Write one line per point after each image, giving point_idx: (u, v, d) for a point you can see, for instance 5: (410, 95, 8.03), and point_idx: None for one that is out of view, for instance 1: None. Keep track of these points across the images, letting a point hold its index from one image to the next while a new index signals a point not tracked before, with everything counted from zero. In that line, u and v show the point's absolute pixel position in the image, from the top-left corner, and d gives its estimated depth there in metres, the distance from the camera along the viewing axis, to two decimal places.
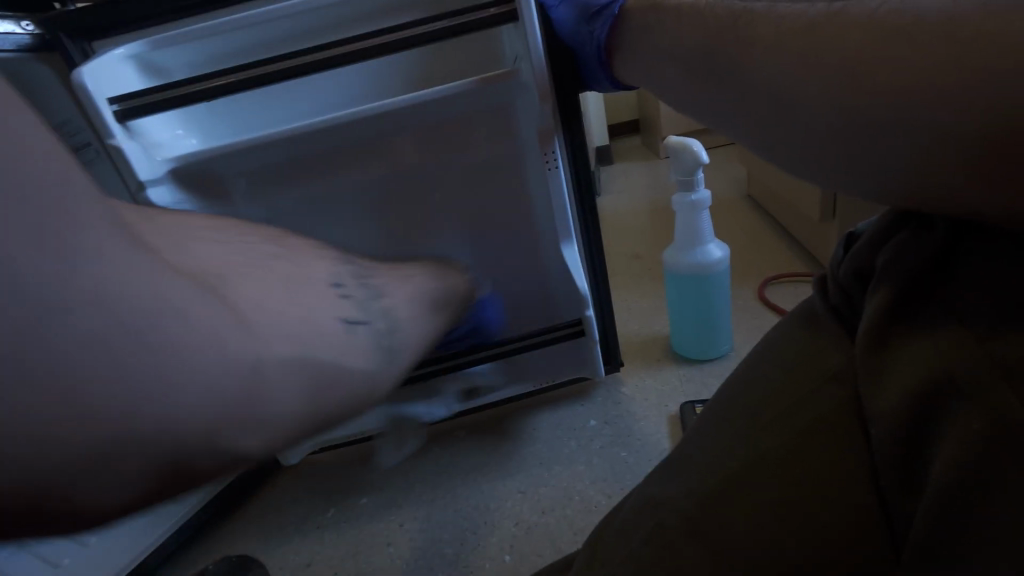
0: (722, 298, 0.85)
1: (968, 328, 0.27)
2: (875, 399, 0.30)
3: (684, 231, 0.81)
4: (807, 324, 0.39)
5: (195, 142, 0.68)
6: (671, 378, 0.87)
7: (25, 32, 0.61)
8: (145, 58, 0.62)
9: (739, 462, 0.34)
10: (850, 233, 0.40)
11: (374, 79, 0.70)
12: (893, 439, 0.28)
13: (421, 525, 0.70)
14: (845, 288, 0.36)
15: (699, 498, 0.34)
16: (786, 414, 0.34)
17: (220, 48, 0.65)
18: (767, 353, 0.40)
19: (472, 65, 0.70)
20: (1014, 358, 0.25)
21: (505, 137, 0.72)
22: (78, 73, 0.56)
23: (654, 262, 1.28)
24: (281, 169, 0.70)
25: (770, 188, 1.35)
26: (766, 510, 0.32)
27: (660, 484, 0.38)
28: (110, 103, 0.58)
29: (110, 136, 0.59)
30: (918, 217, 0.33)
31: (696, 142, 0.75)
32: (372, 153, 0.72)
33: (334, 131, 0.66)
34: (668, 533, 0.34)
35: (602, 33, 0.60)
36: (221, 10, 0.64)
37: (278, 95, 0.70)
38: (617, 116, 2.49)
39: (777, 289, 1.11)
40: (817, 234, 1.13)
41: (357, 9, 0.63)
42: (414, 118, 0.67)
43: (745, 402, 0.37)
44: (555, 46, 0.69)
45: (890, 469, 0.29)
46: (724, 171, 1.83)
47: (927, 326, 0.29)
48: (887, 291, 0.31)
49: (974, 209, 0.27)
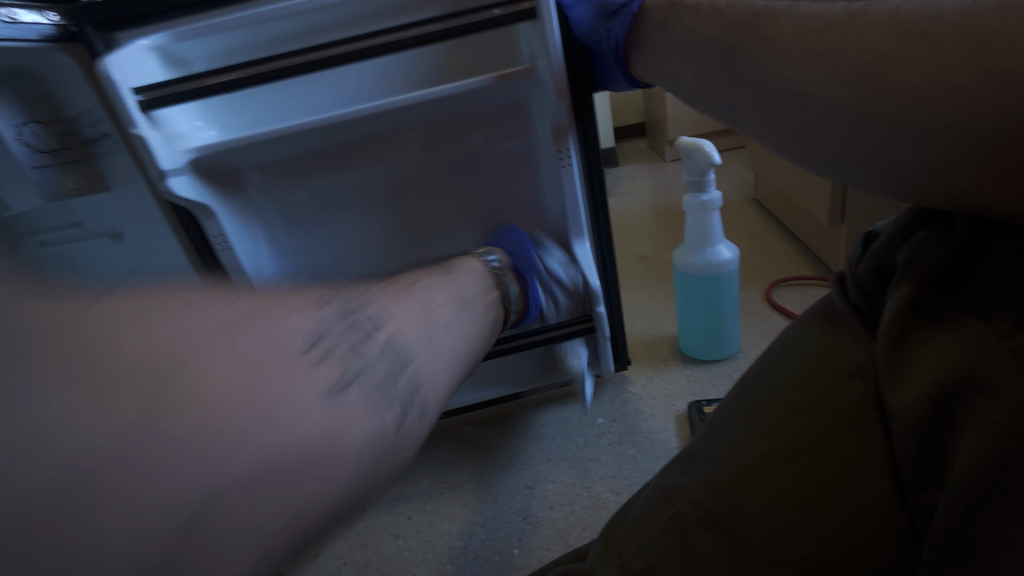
0: (732, 298, 0.85)
1: (995, 325, 0.27)
2: (896, 396, 0.30)
3: (695, 232, 0.82)
4: (824, 324, 0.39)
5: (213, 134, 0.69)
6: (679, 378, 0.87)
7: (50, 23, 0.62)
8: (167, 51, 0.63)
9: (760, 460, 0.34)
10: (870, 233, 0.40)
11: (391, 75, 0.71)
12: (916, 437, 0.28)
13: (430, 518, 0.71)
14: (864, 285, 0.37)
15: (717, 495, 0.34)
16: (807, 413, 0.34)
17: (239, 42, 0.65)
18: (781, 353, 0.40)
19: (487, 62, 0.71)
20: None
21: (518, 134, 0.73)
22: (105, 63, 0.56)
23: (661, 263, 1.29)
24: (300, 161, 0.71)
25: (777, 191, 1.36)
26: (785, 509, 0.31)
27: (675, 478, 0.38)
28: (134, 93, 0.59)
29: (133, 125, 0.59)
30: (940, 217, 0.34)
31: (709, 141, 0.76)
32: (389, 149, 0.72)
33: (353, 125, 0.66)
34: (688, 527, 0.34)
35: (619, 31, 0.61)
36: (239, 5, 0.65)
37: (295, 91, 0.70)
38: (623, 119, 2.51)
39: (784, 291, 1.11)
40: (825, 236, 1.14)
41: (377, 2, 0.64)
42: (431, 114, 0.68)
43: (760, 398, 0.38)
44: (571, 45, 0.70)
45: (911, 467, 0.29)
46: (730, 175, 1.84)
47: (950, 323, 0.29)
48: (909, 286, 0.31)
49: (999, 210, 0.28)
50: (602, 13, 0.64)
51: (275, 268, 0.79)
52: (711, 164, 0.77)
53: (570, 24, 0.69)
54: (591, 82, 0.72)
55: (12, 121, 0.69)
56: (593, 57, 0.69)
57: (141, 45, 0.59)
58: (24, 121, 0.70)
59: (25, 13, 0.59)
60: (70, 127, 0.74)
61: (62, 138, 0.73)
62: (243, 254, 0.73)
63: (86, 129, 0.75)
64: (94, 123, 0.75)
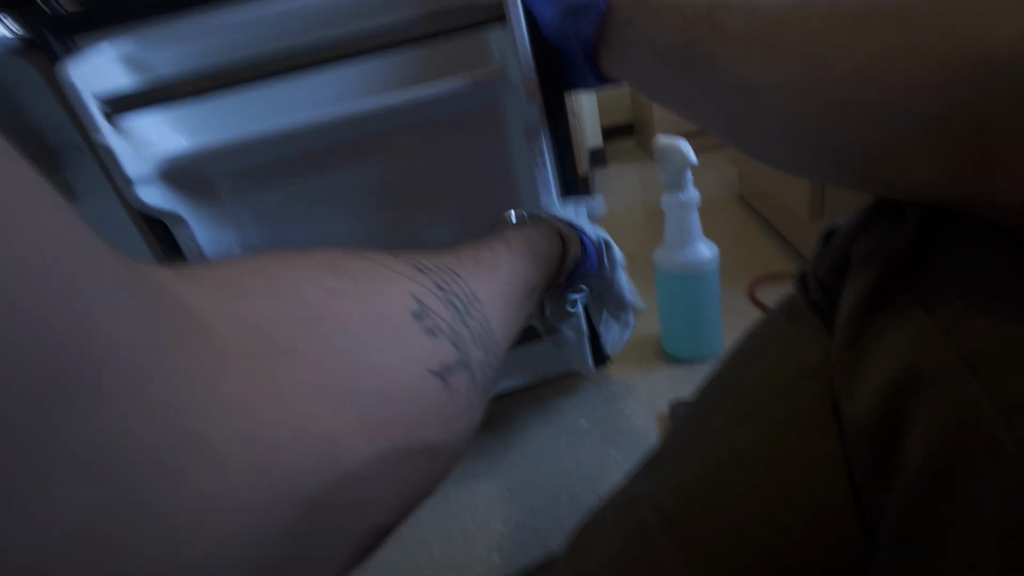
0: (713, 296, 0.85)
1: (942, 321, 0.28)
2: (851, 392, 0.30)
3: (674, 231, 0.82)
4: (786, 321, 0.39)
5: (185, 141, 0.69)
6: (662, 377, 0.87)
7: (11, 33, 0.62)
8: (134, 57, 0.63)
9: (722, 459, 0.34)
10: (831, 229, 0.41)
11: (363, 81, 0.71)
12: (871, 434, 0.29)
13: (410, 525, 0.70)
14: (823, 283, 0.37)
15: (681, 496, 0.34)
16: (769, 411, 0.34)
17: (207, 48, 0.65)
18: (745, 351, 0.40)
19: (460, 65, 0.71)
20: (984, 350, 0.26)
21: (493, 137, 0.73)
22: (68, 71, 0.56)
23: (645, 262, 1.29)
24: (273, 166, 0.71)
25: (761, 189, 1.36)
26: (747, 508, 0.32)
27: (641, 480, 0.38)
28: (98, 101, 0.58)
29: (98, 133, 0.58)
30: (892, 212, 0.34)
31: (685, 140, 0.76)
32: (365, 153, 0.72)
33: (327, 129, 0.66)
34: (650, 531, 0.33)
35: (589, 29, 0.61)
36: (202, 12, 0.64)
37: (267, 97, 0.70)
38: (609, 119, 2.51)
39: (767, 287, 1.12)
40: (806, 232, 1.15)
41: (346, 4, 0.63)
42: (404, 117, 0.67)
43: (724, 396, 0.38)
44: (540, 47, 0.69)
45: (866, 464, 0.29)
46: (714, 172, 1.85)
47: (903, 319, 0.30)
48: (863, 285, 0.32)
49: (946, 195, 0.29)
50: (569, 11, 0.63)
51: None
52: (686, 162, 0.77)
53: (539, 24, 0.68)
54: (563, 83, 0.72)
55: None
56: (563, 57, 0.69)
57: (105, 51, 0.59)
58: None
59: None
60: (34, 137, 0.73)
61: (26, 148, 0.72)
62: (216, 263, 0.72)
63: (51, 138, 0.74)
64: (59, 132, 0.74)
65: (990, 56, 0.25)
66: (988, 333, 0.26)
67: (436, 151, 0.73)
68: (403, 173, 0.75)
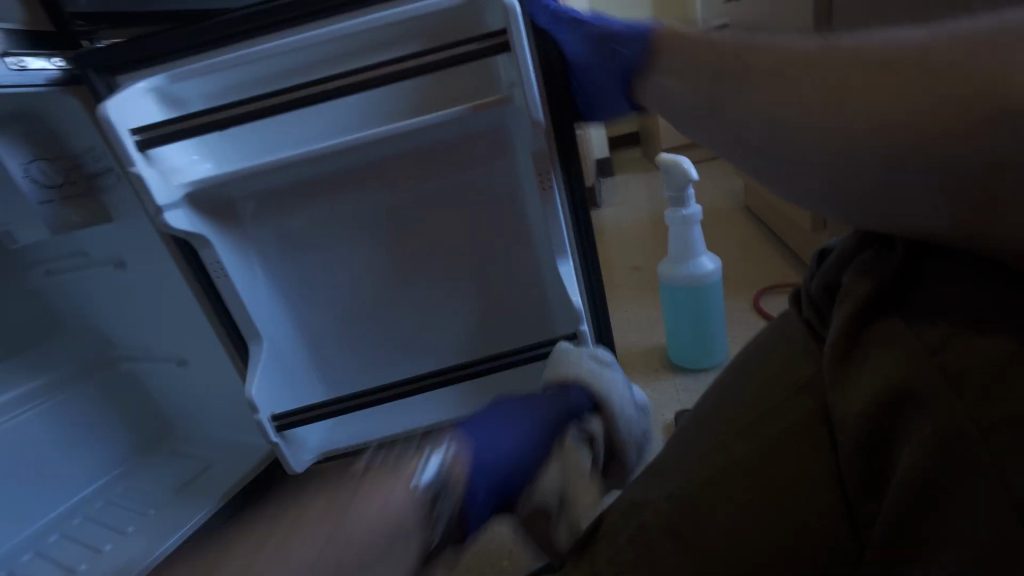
0: (717, 308, 0.87)
1: (925, 341, 0.30)
2: (840, 407, 0.32)
3: (677, 245, 0.84)
4: (782, 339, 0.41)
5: (209, 167, 0.73)
6: (669, 387, 0.89)
7: (55, 68, 0.70)
8: (165, 92, 0.67)
9: (721, 469, 0.35)
10: (824, 251, 0.44)
11: (379, 107, 0.74)
12: (858, 446, 0.30)
13: None
14: (817, 303, 0.39)
15: (682, 503, 0.36)
16: (764, 424, 0.36)
17: (236, 79, 0.69)
18: (745, 368, 0.42)
19: (470, 91, 0.74)
20: (962, 370, 0.28)
21: (503, 155, 0.76)
22: (105, 108, 0.60)
23: (653, 273, 1.32)
24: (296, 189, 0.75)
25: (768, 200, 1.38)
26: (745, 516, 0.33)
27: (646, 485, 0.40)
28: (132, 134, 0.63)
29: (132, 164, 0.62)
30: (882, 241, 0.37)
31: (686, 157, 0.78)
32: (380, 175, 0.76)
33: (345, 153, 0.70)
34: (652, 536, 0.36)
35: (628, 56, 0.56)
36: (226, 48, 0.68)
37: (290, 124, 0.74)
38: (617, 130, 2.55)
39: (774, 298, 1.13)
40: (811, 244, 1.16)
41: (362, 38, 0.67)
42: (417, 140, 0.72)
43: (722, 413, 0.40)
44: (549, 72, 0.73)
45: (855, 477, 0.31)
46: (722, 184, 1.87)
47: (889, 339, 0.31)
48: (851, 305, 0.34)
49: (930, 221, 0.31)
50: (606, 39, 0.61)
51: (271, 290, 0.81)
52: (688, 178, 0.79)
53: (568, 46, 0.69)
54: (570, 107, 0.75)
55: (19, 161, 0.72)
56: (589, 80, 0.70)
57: (139, 88, 0.64)
58: (31, 159, 0.73)
59: (33, 61, 0.68)
60: (74, 163, 0.79)
61: (67, 173, 0.78)
62: (240, 282, 0.76)
63: (91, 164, 0.80)
64: (98, 159, 0.79)
65: (962, 102, 0.27)
66: (968, 355, 0.28)
67: (448, 171, 0.77)
68: (416, 193, 0.79)
